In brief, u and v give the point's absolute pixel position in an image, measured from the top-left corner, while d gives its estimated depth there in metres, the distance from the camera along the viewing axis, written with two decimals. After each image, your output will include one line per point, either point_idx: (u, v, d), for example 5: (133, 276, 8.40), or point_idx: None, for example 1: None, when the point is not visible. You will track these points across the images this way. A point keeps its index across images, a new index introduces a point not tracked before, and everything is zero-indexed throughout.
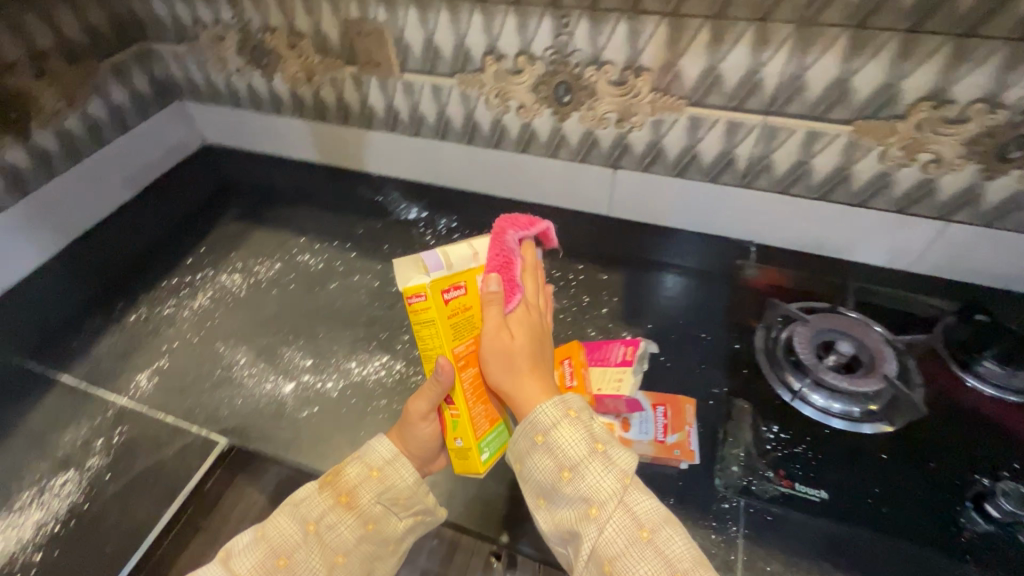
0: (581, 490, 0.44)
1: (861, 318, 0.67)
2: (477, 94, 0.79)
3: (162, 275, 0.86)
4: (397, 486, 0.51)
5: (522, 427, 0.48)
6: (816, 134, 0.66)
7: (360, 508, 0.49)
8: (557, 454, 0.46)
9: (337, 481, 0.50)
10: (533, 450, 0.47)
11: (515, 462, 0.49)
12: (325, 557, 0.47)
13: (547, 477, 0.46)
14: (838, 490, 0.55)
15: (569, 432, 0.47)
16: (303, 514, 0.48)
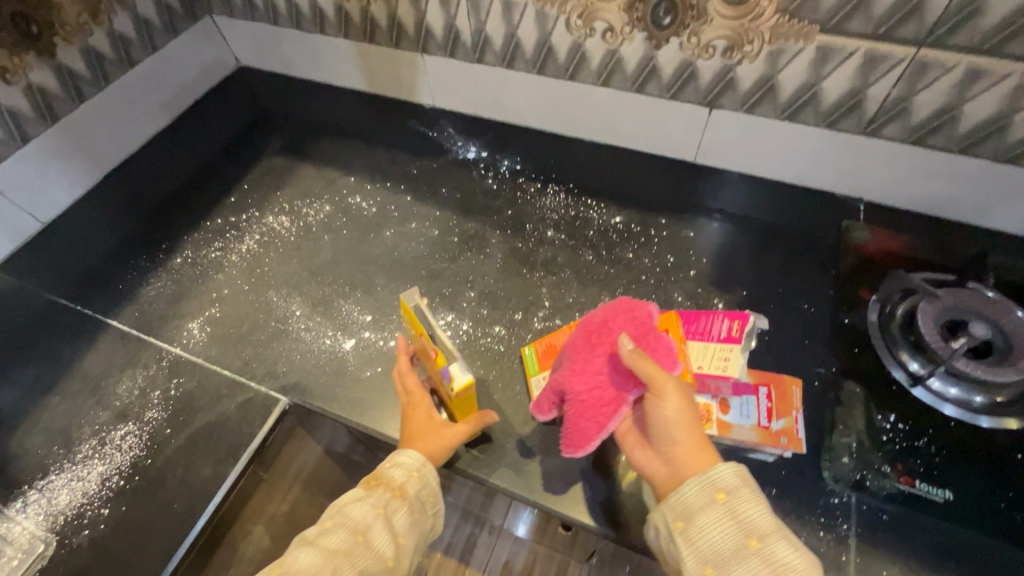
0: (772, 562, 0.40)
1: (1002, 299, 0.58)
2: (557, 13, 0.67)
3: (205, 214, 0.80)
4: (432, 486, 0.50)
5: (701, 483, 0.43)
6: (979, 73, 0.54)
7: (411, 498, 0.49)
8: (741, 519, 0.42)
9: (385, 480, 0.49)
10: (709, 507, 0.42)
11: (674, 520, 0.43)
12: (389, 538, 0.47)
13: (730, 542, 0.41)
14: (964, 491, 0.49)
15: (755, 499, 0.43)
16: (371, 504, 0.47)
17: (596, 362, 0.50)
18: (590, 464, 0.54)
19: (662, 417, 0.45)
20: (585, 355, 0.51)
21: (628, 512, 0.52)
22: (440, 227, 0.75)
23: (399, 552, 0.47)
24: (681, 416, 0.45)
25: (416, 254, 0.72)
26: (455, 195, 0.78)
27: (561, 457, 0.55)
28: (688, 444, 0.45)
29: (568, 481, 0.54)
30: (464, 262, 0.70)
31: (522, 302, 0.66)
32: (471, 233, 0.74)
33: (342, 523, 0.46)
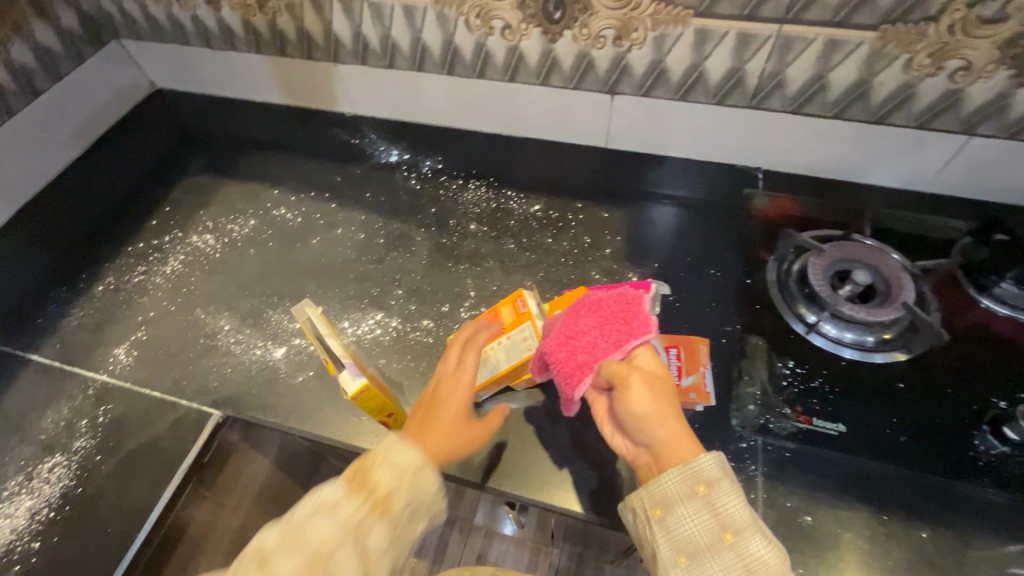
0: (745, 558, 0.38)
1: (879, 245, 0.64)
2: (456, 15, 0.70)
3: (127, 239, 0.78)
4: (424, 496, 0.42)
5: (676, 475, 0.41)
6: (836, 43, 0.60)
7: (393, 514, 0.40)
8: (719, 512, 0.39)
9: (367, 484, 0.41)
10: (685, 498, 0.40)
11: (651, 507, 0.42)
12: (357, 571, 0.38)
13: (704, 534, 0.39)
14: (856, 423, 0.54)
15: (736, 492, 0.40)
16: (337, 521, 0.39)
17: (578, 329, 0.50)
18: (520, 440, 0.57)
19: (632, 412, 0.44)
20: (569, 324, 0.51)
21: (559, 481, 0.54)
22: (366, 230, 0.76)
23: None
24: (654, 410, 0.44)
25: (343, 259, 0.73)
26: (380, 198, 0.80)
27: (491, 437, 0.57)
28: (664, 437, 0.43)
29: (499, 459, 0.56)
30: (390, 262, 0.72)
31: (449, 294, 0.68)
32: (396, 233, 0.75)
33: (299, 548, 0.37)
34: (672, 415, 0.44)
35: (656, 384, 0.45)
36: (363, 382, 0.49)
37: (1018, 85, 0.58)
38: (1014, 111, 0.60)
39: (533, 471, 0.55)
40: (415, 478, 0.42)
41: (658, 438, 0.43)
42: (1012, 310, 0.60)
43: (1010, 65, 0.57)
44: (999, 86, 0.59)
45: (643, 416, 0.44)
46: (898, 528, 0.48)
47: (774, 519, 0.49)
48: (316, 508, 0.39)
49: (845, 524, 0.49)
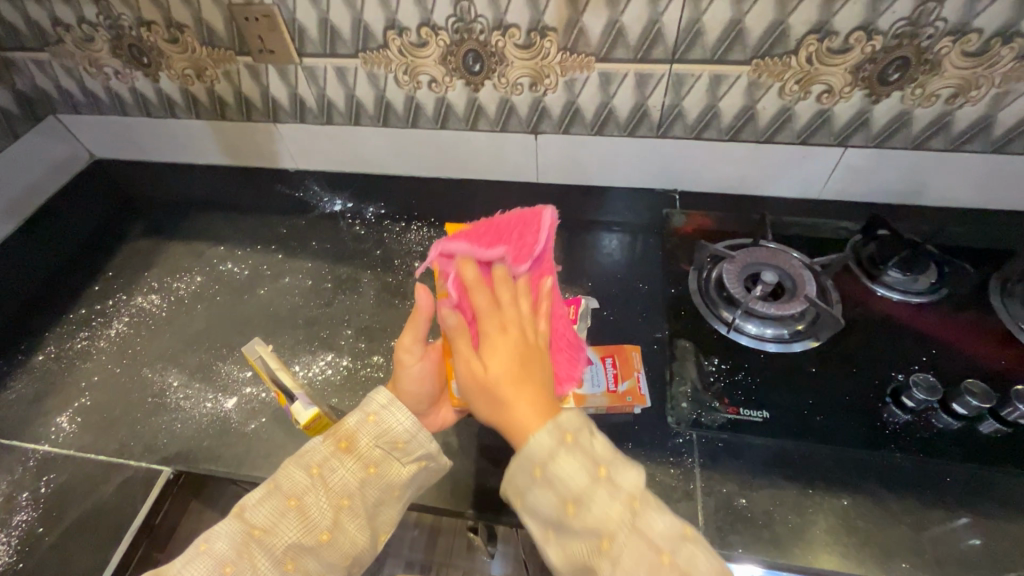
0: (589, 522, 0.40)
1: (780, 248, 0.72)
2: (384, 72, 0.76)
3: (68, 307, 0.78)
4: (395, 431, 0.49)
5: (518, 459, 0.43)
6: (719, 77, 0.68)
7: (360, 452, 0.49)
8: (557, 487, 0.41)
9: (337, 428, 0.50)
10: (532, 487, 0.42)
11: (514, 499, 0.44)
12: (329, 500, 0.47)
13: (552, 511, 0.41)
14: (778, 408, 0.59)
15: (569, 461, 0.42)
16: (307, 460, 0.48)
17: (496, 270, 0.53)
18: (474, 461, 0.59)
19: (481, 381, 0.45)
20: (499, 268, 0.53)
21: (514, 497, 0.56)
22: (313, 277, 0.79)
23: (339, 519, 0.46)
24: (513, 392, 0.44)
25: (292, 306, 0.75)
26: (325, 245, 0.83)
27: (444, 461, 0.59)
28: (513, 412, 0.44)
29: (454, 482, 0.57)
30: (339, 304, 0.74)
31: (397, 329, 0.71)
32: (343, 277, 0.78)
33: (275, 489, 0.47)
34: (531, 394, 0.44)
35: (518, 367, 0.45)
36: (314, 409, 0.52)
37: (873, 103, 0.68)
38: (875, 124, 0.70)
39: (486, 489, 0.57)
40: (380, 414, 0.49)
41: (504, 413, 0.44)
42: (903, 295, 0.68)
43: (863, 86, 0.66)
44: (858, 104, 0.68)
45: (484, 386, 0.45)
46: (821, 499, 0.53)
47: (712, 506, 0.53)
48: (293, 458, 0.49)
49: (775, 501, 0.53)
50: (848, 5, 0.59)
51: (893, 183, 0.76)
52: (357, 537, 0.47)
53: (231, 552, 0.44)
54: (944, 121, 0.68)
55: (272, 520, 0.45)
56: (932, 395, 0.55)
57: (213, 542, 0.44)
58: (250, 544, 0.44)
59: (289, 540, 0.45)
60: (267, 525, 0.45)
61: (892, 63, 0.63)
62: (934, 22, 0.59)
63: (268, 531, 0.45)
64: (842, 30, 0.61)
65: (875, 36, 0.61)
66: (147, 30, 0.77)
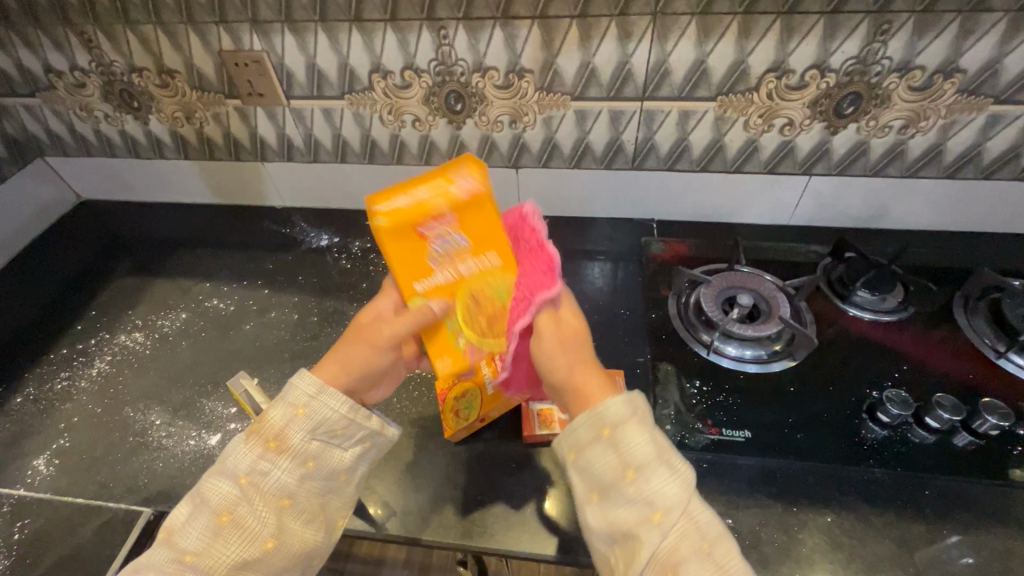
0: (646, 493, 0.41)
1: (754, 272, 0.74)
2: (370, 112, 0.79)
3: (49, 346, 0.77)
4: (329, 418, 0.48)
5: (587, 417, 0.44)
6: (687, 112, 0.72)
7: (293, 450, 0.47)
8: (624, 451, 0.42)
9: (262, 427, 0.47)
10: (594, 443, 0.43)
11: (567, 451, 0.45)
12: (268, 506, 0.46)
13: (609, 472, 0.42)
14: (759, 427, 0.60)
15: (641, 432, 0.42)
16: (233, 469, 0.46)
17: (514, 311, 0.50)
18: (461, 490, 0.58)
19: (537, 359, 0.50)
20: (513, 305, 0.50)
21: (503, 525, 0.55)
22: (299, 311, 0.79)
23: (283, 520, 0.46)
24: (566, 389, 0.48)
25: (279, 340, 0.75)
26: (312, 280, 0.84)
27: (430, 491, 0.58)
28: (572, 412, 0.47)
29: (442, 512, 0.57)
30: (325, 337, 0.75)
31: None
32: (329, 311, 0.79)
33: (203, 506, 0.45)
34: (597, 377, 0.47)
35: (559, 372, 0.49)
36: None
37: (831, 134, 0.72)
38: (836, 153, 0.74)
39: (474, 518, 0.56)
40: (311, 406, 0.48)
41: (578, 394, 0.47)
42: (874, 314, 0.70)
43: (821, 119, 0.71)
44: (818, 135, 0.72)
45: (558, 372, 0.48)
46: (806, 516, 0.54)
47: None
48: (213, 469, 0.47)
49: (761, 520, 0.54)
50: (801, 45, 0.64)
51: (857, 208, 0.80)
52: (303, 533, 0.47)
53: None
54: (899, 149, 0.72)
55: (206, 543, 0.44)
56: (906, 410, 0.57)
57: (145, 571, 0.43)
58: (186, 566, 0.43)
59: (230, 557, 0.44)
60: (201, 546, 0.44)
61: (846, 98, 0.68)
62: (881, 60, 0.64)
63: (203, 554, 0.44)
64: (797, 68, 0.66)
65: (828, 74, 0.66)
66: (138, 76, 0.80)
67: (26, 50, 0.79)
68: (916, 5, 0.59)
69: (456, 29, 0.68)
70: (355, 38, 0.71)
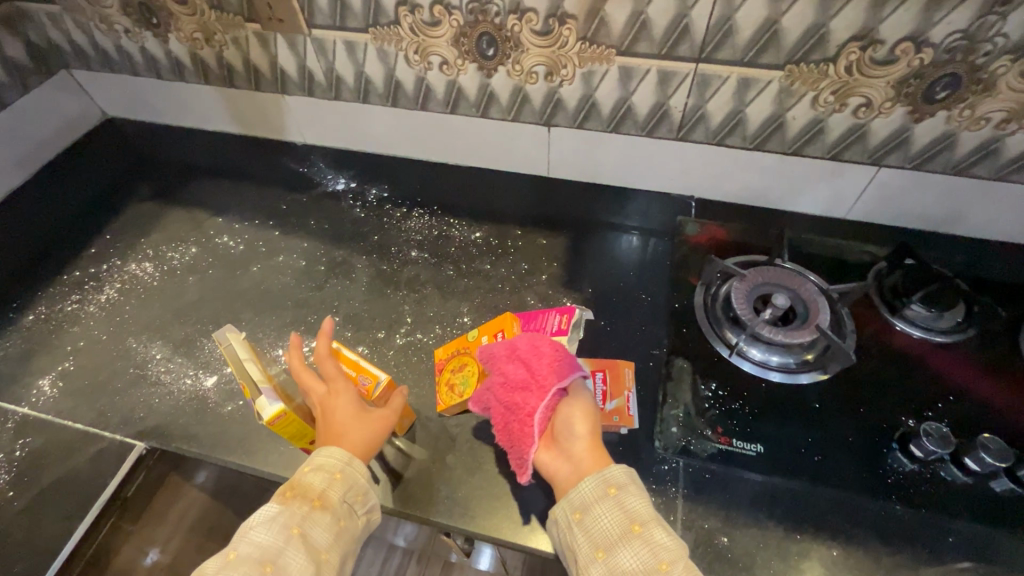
0: (651, 545, 0.42)
1: (797, 270, 0.67)
2: (395, 50, 0.72)
3: (63, 267, 0.77)
4: (359, 485, 0.48)
5: (587, 482, 0.46)
6: (747, 81, 0.63)
7: (333, 505, 0.46)
8: (630, 506, 0.45)
9: (301, 488, 0.46)
10: (604, 500, 0.45)
11: (572, 513, 0.46)
12: (309, 556, 0.43)
13: (616, 526, 0.44)
14: (773, 442, 0.55)
15: (641, 494, 0.46)
16: (279, 521, 0.44)
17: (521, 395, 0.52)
18: (448, 466, 0.57)
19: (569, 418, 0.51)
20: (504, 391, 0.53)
21: (487, 510, 0.54)
22: (308, 258, 0.77)
23: (322, 570, 0.43)
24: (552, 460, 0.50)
25: (283, 286, 0.73)
26: (323, 226, 0.81)
27: (416, 464, 0.57)
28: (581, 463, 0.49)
29: (428, 485, 0.55)
30: (330, 289, 0.72)
31: (385, 319, 0.69)
32: (337, 260, 0.76)
33: (240, 557, 0.42)
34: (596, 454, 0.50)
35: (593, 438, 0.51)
36: (281, 406, 0.47)
37: (915, 121, 0.62)
38: (916, 143, 0.64)
39: (457, 498, 0.55)
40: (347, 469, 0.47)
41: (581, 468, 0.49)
42: (924, 332, 0.63)
43: (905, 102, 0.61)
44: (899, 121, 0.63)
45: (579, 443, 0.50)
46: (809, 545, 0.50)
47: (692, 541, 0.50)
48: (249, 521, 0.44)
49: (758, 543, 0.50)
50: (897, 12, 0.54)
51: (930, 210, 0.71)
52: None
53: None
54: (992, 146, 0.62)
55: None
56: (944, 447, 0.51)
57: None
58: None
59: None
60: None
61: (940, 79, 0.58)
62: (993, 37, 0.53)
63: None
64: (887, 39, 0.56)
65: (925, 49, 0.56)
66: None
67: None
68: None
69: None
70: None
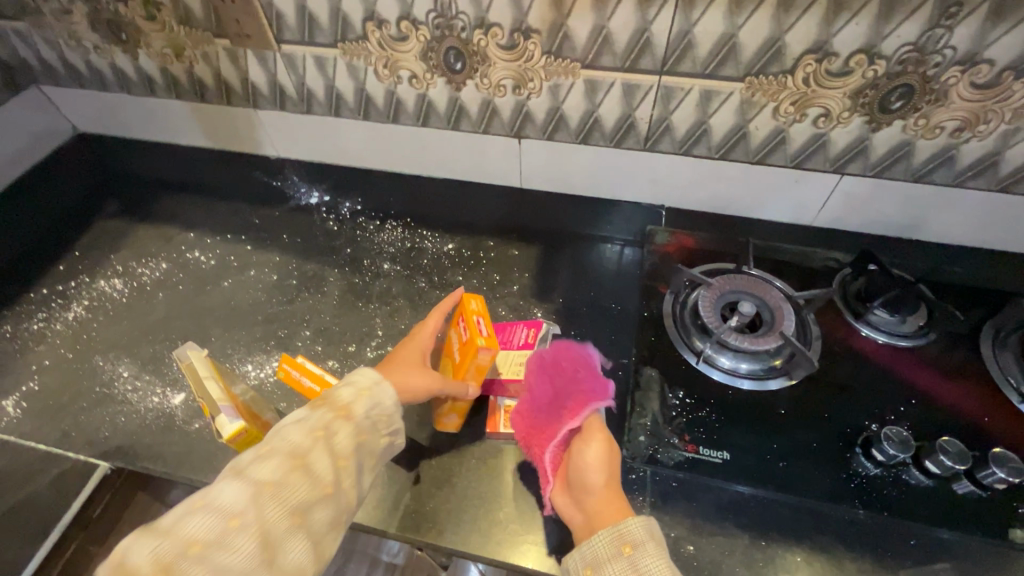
0: None
1: (763, 276, 0.68)
2: (364, 64, 0.73)
3: (30, 285, 0.77)
4: (384, 405, 0.51)
5: (590, 547, 0.46)
6: (709, 93, 0.64)
7: (357, 418, 0.49)
8: (640, 570, 0.42)
9: (330, 400, 0.49)
10: (618, 559, 0.44)
11: (583, 566, 0.45)
12: (333, 459, 0.46)
13: None
14: (739, 449, 0.55)
15: (660, 559, 0.43)
16: (306, 424, 0.47)
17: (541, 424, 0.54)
18: (418, 480, 0.56)
19: (576, 464, 0.50)
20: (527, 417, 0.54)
21: (454, 524, 0.53)
22: (279, 272, 0.76)
23: (342, 473, 0.46)
24: (568, 507, 0.50)
25: (254, 300, 0.73)
26: (296, 239, 0.81)
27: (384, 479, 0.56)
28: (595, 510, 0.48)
29: (396, 500, 0.55)
30: (301, 303, 0.72)
31: (356, 333, 0.69)
32: (309, 274, 0.76)
33: (270, 451, 0.44)
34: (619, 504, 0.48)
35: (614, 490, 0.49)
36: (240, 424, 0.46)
37: (872, 130, 0.63)
38: (874, 152, 0.66)
39: (425, 512, 0.54)
40: (373, 389, 0.51)
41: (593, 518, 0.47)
42: (888, 336, 0.64)
43: (862, 112, 0.62)
44: (857, 131, 0.64)
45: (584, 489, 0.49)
46: (773, 552, 0.50)
47: None
48: (288, 454, 0.44)
49: (723, 550, 0.50)
50: (849, 25, 0.55)
51: (892, 217, 0.72)
52: (350, 496, 0.46)
53: (234, 507, 0.40)
54: (948, 154, 0.64)
55: (275, 534, 0.40)
56: (904, 451, 0.52)
57: (210, 500, 0.40)
58: (255, 501, 0.41)
59: (297, 500, 0.42)
60: (269, 486, 0.42)
61: (894, 90, 0.59)
62: (942, 49, 0.55)
63: (272, 491, 0.42)
64: (841, 51, 0.57)
65: (877, 61, 0.57)
66: (124, 6, 0.75)
67: None
68: None
69: None
70: None
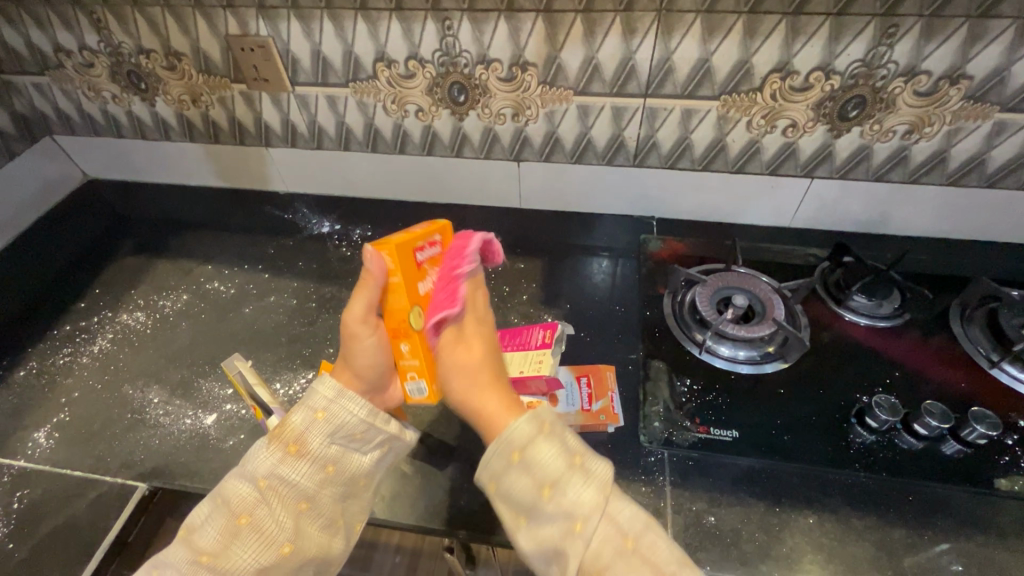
0: (592, 476, 0.45)
1: (750, 273, 0.74)
2: (374, 101, 0.79)
3: (52, 323, 0.79)
4: (348, 421, 0.49)
5: (497, 446, 0.46)
6: (690, 111, 0.72)
7: (313, 453, 0.48)
8: (563, 442, 0.46)
9: (283, 431, 0.48)
10: (536, 438, 0.46)
11: (487, 484, 0.47)
12: (286, 509, 0.47)
13: (558, 463, 0.45)
14: (745, 427, 0.60)
15: (568, 438, 0.47)
16: (252, 471, 0.47)
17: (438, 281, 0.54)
18: (450, 477, 0.59)
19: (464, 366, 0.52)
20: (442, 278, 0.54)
21: (490, 516, 0.56)
22: (298, 296, 0.80)
23: (298, 527, 0.47)
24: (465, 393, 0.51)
25: (277, 324, 0.76)
26: (311, 266, 0.85)
27: (418, 480, 0.59)
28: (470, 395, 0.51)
29: (431, 498, 0.58)
30: (322, 323, 0.76)
31: None
32: (327, 296, 0.80)
33: (222, 505, 0.47)
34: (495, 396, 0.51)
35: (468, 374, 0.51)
36: None
37: (835, 137, 0.72)
38: (838, 156, 0.74)
39: (460, 506, 0.57)
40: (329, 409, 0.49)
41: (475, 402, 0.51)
42: (870, 319, 0.70)
43: (824, 121, 0.70)
44: (821, 138, 0.72)
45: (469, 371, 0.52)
46: (788, 517, 0.54)
47: (682, 523, 0.54)
48: (235, 516, 0.46)
49: (743, 519, 0.54)
50: (807, 46, 0.63)
51: (860, 213, 0.80)
52: (319, 541, 0.48)
53: None
54: (901, 155, 0.72)
55: None
56: (894, 416, 0.57)
57: (163, 568, 0.45)
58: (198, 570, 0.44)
59: (246, 559, 0.45)
60: (217, 549, 0.45)
61: (850, 100, 0.68)
62: (886, 64, 0.63)
63: (219, 555, 0.45)
64: (801, 69, 0.65)
65: (832, 76, 0.66)
66: (145, 58, 0.80)
67: (37, 30, 0.80)
68: (924, 9, 0.58)
69: (460, 20, 0.68)
70: (360, 27, 0.71)
